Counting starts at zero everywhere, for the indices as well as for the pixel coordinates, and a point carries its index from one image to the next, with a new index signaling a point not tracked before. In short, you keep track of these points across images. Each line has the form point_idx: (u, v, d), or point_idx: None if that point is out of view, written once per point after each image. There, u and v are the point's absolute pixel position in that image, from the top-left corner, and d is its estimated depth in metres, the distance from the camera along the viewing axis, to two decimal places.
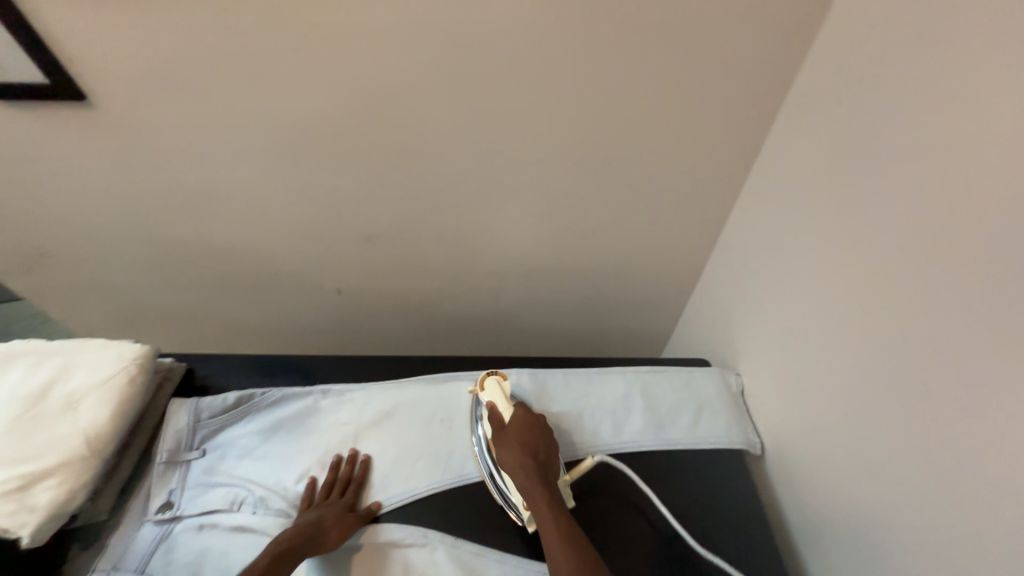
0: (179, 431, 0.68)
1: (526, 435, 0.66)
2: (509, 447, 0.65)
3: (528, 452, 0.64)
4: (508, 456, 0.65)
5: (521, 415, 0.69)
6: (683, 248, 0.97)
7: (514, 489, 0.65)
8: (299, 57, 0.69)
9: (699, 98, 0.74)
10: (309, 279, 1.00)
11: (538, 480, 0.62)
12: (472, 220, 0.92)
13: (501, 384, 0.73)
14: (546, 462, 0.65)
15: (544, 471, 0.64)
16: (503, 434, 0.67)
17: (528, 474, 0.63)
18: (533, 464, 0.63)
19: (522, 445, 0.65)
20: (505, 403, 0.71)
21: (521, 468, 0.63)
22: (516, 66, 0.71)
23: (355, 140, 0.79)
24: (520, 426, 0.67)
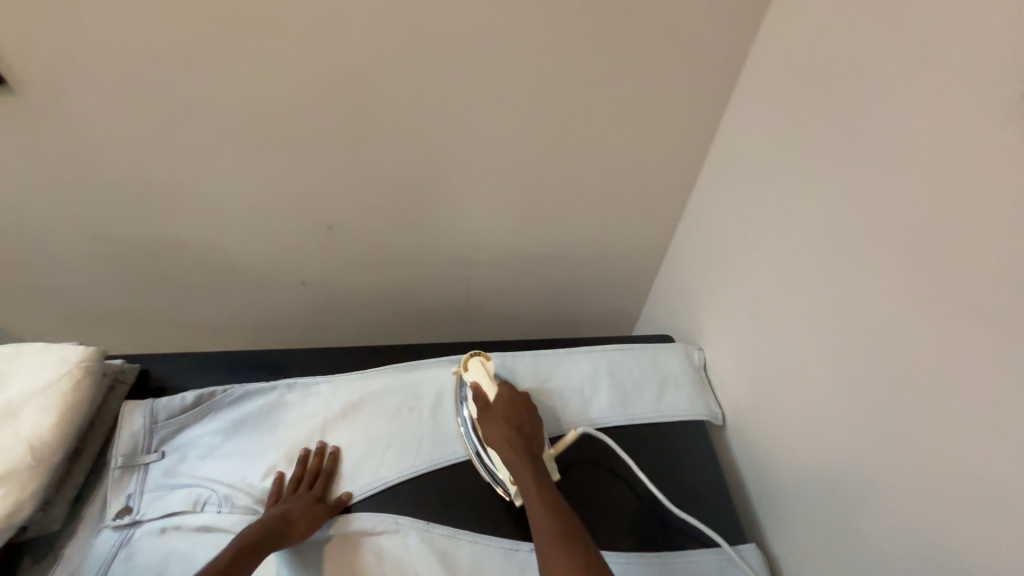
0: (134, 434, 0.66)
1: (512, 412, 0.67)
2: (494, 424, 0.66)
3: (513, 427, 0.65)
4: (494, 432, 0.65)
5: (506, 394, 0.69)
6: (650, 224, 0.96)
7: (501, 464, 0.66)
8: (236, 36, 0.64)
9: (661, 59, 0.71)
10: (268, 275, 0.96)
11: (524, 454, 0.63)
12: (431, 205, 0.88)
13: (485, 364, 0.72)
14: (532, 436, 0.66)
15: (529, 445, 0.65)
16: (489, 413, 0.67)
17: (514, 448, 0.64)
18: (519, 438, 0.64)
19: (509, 422, 0.66)
20: (488, 381, 0.70)
21: (506, 442, 0.64)
22: (469, 37, 0.67)
23: (299, 121, 0.74)
24: (505, 404, 0.68)
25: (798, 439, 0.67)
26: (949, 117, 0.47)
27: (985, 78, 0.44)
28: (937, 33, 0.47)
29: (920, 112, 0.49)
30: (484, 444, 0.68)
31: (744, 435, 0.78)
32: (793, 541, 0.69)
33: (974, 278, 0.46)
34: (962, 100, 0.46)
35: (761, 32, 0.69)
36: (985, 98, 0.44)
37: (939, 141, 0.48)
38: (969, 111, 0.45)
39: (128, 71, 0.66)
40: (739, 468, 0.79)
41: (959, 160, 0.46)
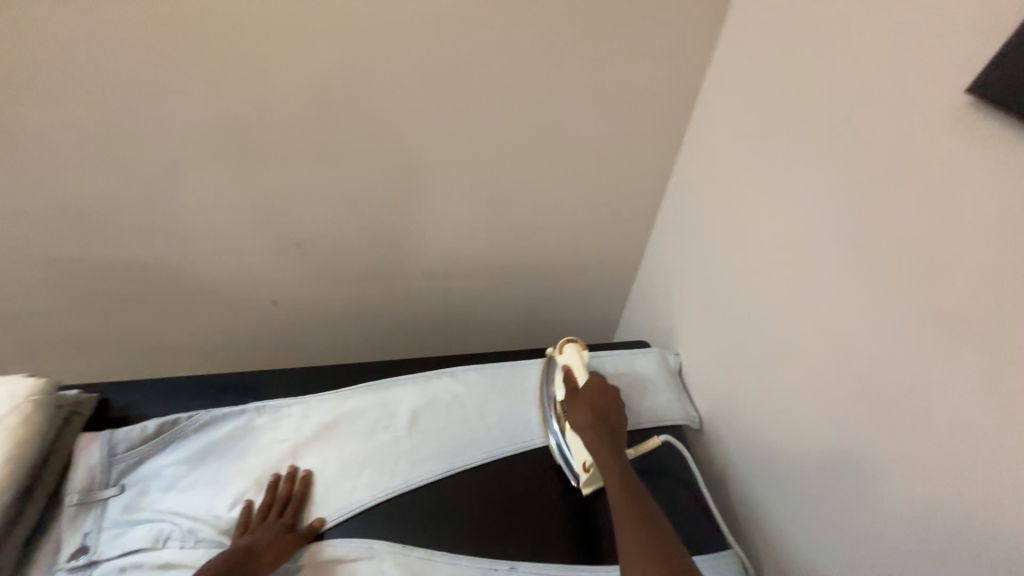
0: (92, 468, 0.63)
1: (598, 401, 0.67)
2: (579, 409, 0.67)
3: (597, 414, 0.66)
4: (578, 417, 0.66)
5: (595, 383, 0.69)
6: (625, 231, 0.96)
7: (576, 450, 0.67)
8: (190, 58, 0.63)
9: (624, 67, 0.72)
10: (238, 294, 0.93)
11: (608, 440, 0.64)
12: (404, 219, 0.87)
13: (579, 352, 0.73)
14: (615, 426, 0.66)
15: (611, 434, 0.65)
16: (575, 397, 0.68)
17: (597, 435, 0.64)
18: (603, 426, 0.65)
19: (594, 409, 0.67)
20: (580, 368, 0.71)
21: (589, 428, 0.65)
22: (431, 55, 0.67)
23: (261, 139, 0.72)
24: (593, 392, 0.68)
25: (778, 438, 0.67)
26: (900, 114, 0.48)
27: (933, 77, 0.45)
28: (879, 42, 0.49)
29: (872, 111, 0.50)
30: (563, 430, 0.70)
31: (724, 435, 0.78)
32: (779, 541, 0.69)
33: (939, 271, 0.46)
34: (911, 100, 0.47)
35: (721, 38, 0.70)
36: (936, 95, 0.45)
37: (895, 138, 0.49)
38: (906, 123, 0.47)
39: (76, 85, 0.63)
40: (721, 469, 0.79)
41: (916, 155, 0.47)
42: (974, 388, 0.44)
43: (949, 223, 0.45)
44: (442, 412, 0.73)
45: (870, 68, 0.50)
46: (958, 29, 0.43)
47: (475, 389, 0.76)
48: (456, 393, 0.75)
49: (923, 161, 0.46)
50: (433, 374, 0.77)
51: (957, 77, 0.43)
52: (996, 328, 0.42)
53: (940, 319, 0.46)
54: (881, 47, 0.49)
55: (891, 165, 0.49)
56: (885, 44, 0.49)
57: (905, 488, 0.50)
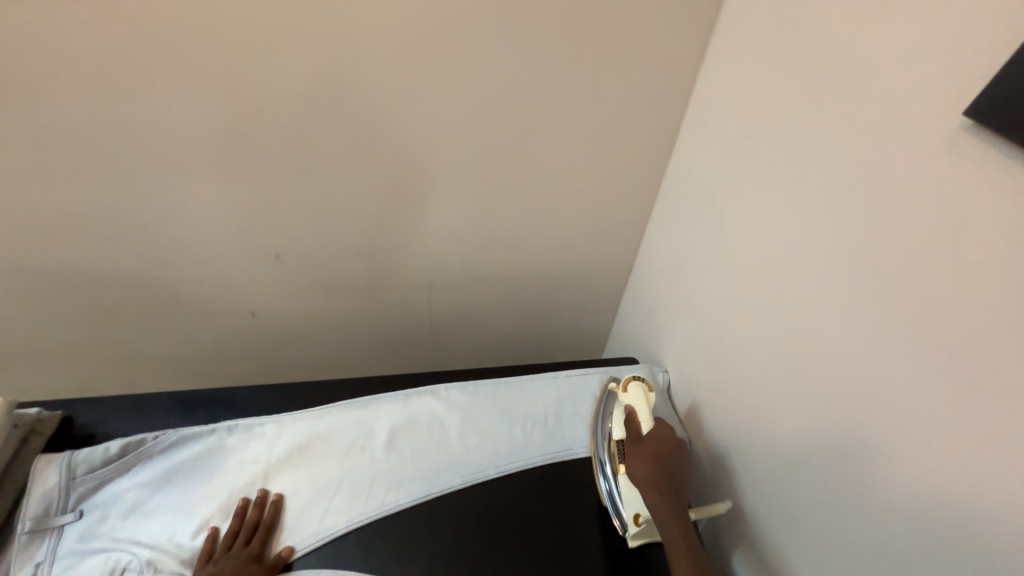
0: (48, 493, 0.59)
1: (662, 454, 0.64)
2: (642, 461, 0.64)
3: (662, 469, 0.63)
4: (642, 470, 0.63)
5: (661, 432, 0.66)
6: (613, 245, 0.94)
7: (628, 498, 0.65)
8: (157, 65, 0.61)
9: (610, 79, 0.70)
10: (213, 305, 0.90)
11: (672, 501, 0.62)
12: (387, 230, 0.85)
13: (646, 393, 0.70)
14: (676, 480, 0.64)
15: (671, 489, 0.63)
16: (639, 448, 0.65)
17: (662, 494, 0.62)
18: (668, 485, 0.63)
19: (657, 463, 0.64)
20: (646, 413, 0.68)
21: (654, 485, 0.62)
22: (412, 64, 0.65)
23: (235, 148, 0.70)
24: (658, 443, 0.65)
25: (768, 461, 0.65)
26: (889, 134, 0.46)
27: (919, 97, 0.43)
28: (867, 60, 0.48)
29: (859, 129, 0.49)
30: (616, 478, 0.67)
31: (713, 457, 0.76)
32: (770, 570, 0.66)
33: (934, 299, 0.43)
34: (899, 121, 0.45)
35: (708, 51, 0.69)
36: (924, 115, 0.43)
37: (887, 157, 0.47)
38: (895, 143, 0.46)
39: (36, 88, 0.60)
40: (711, 494, 0.77)
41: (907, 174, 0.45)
42: (963, 422, 0.42)
43: (939, 248, 0.43)
44: (422, 433, 0.70)
45: (857, 86, 0.49)
46: (948, 46, 0.41)
47: (456, 408, 0.73)
48: (437, 413, 0.73)
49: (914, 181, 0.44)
50: (414, 393, 0.74)
51: (944, 97, 0.42)
52: (986, 359, 0.40)
53: (926, 348, 0.44)
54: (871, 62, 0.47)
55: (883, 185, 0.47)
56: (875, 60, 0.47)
57: (902, 523, 0.48)
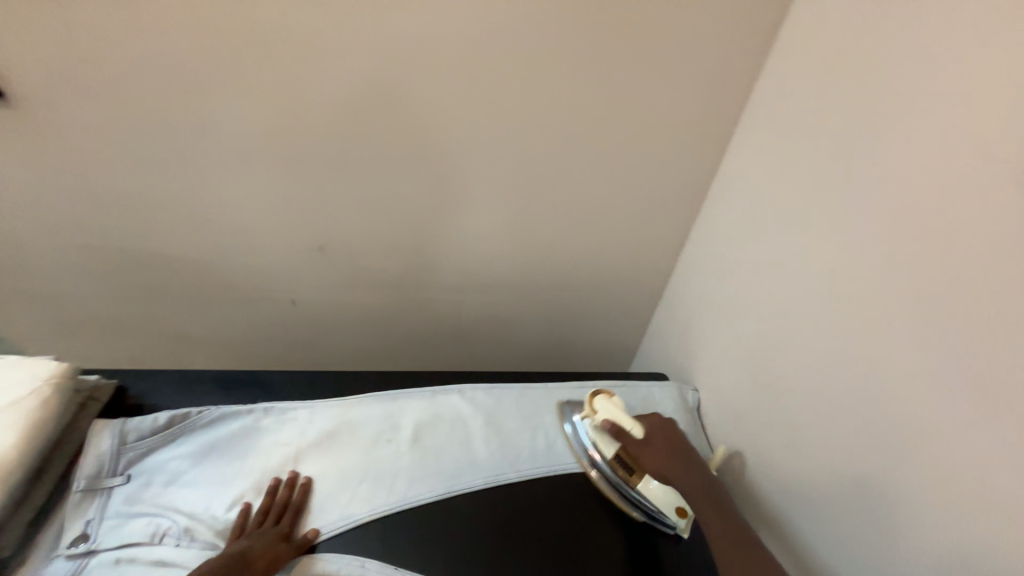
0: (101, 456, 0.64)
1: (667, 440, 0.72)
2: (651, 452, 0.70)
3: (672, 451, 0.71)
4: (655, 461, 0.70)
5: (652, 422, 0.73)
6: (650, 259, 0.93)
7: (662, 499, 0.68)
8: (235, 65, 0.65)
9: (661, 93, 0.70)
10: (258, 292, 0.95)
11: (691, 476, 0.70)
12: (427, 231, 0.87)
13: (613, 401, 0.69)
14: (687, 457, 0.72)
15: (692, 468, 0.71)
16: (646, 445, 0.71)
17: (681, 471, 0.70)
18: (681, 462, 0.71)
19: (665, 447, 0.71)
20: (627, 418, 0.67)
21: (670, 466, 0.70)
22: (468, 72, 0.68)
23: (295, 143, 0.74)
24: (657, 433, 0.72)
25: None
26: (979, 166, 0.45)
27: None
28: None
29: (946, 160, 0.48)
30: (633, 486, 0.68)
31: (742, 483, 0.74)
32: None
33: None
34: None
35: (764, 72, 0.69)
36: None
37: (982, 189, 0.45)
38: None
39: (127, 81, 0.66)
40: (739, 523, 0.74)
41: (1004, 208, 0.44)
42: None
43: None
44: (446, 431, 0.72)
45: None
46: None
47: (481, 409, 0.74)
48: (462, 412, 0.74)
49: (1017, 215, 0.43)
50: (442, 390, 0.76)
51: None
52: None
53: None
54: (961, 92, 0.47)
55: (978, 217, 0.46)
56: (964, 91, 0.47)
57: None
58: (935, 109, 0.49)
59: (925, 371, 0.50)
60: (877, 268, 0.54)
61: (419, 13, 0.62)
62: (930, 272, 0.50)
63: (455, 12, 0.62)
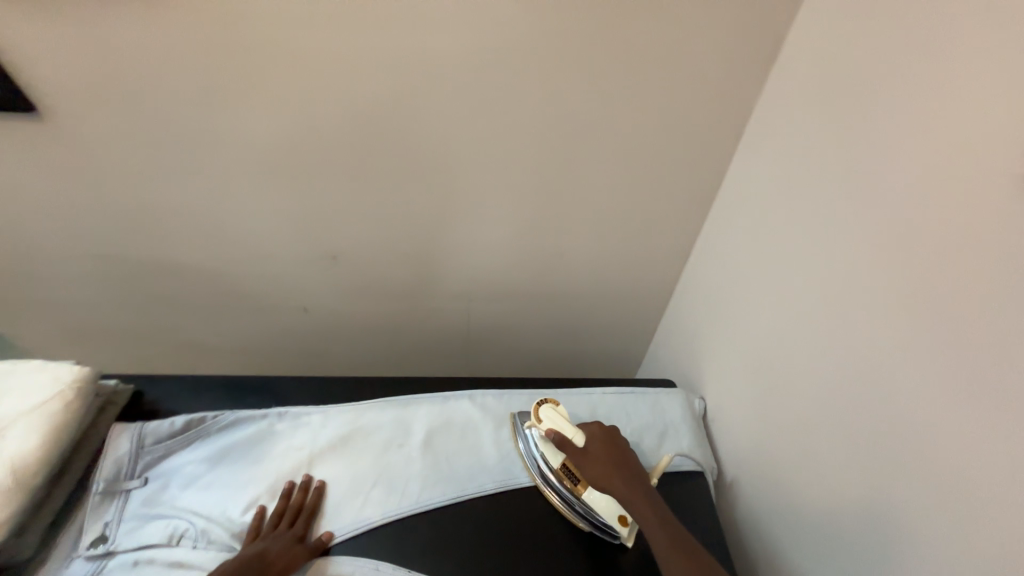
0: (119, 459, 0.65)
1: (609, 450, 0.66)
2: (594, 462, 0.65)
3: (615, 462, 0.65)
4: (598, 472, 0.64)
5: (595, 430, 0.67)
6: (656, 269, 0.95)
7: (606, 509, 0.66)
8: (260, 82, 0.68)
9: (669, 108, 0.73)
10: (272, 299, 0.97)
11: (635, 487, 0.63)
12: (438, 241, 0.89)
13: (557, 410, 0.68)
14: (632, 467, 0.65)
15: (637, 480, 0.64)
16: (586, 455, 0.65)
17: (625, 481, 0.64)
18: (625, 473, 0.64)
19: (608, 459, 0.65)
20: (569, 427, 0.66)
21: (614, 476, 0.64)
22: (483, 88, 0.70)
23: (314, 156, 0.76)
24: (598, 443, 0.66)
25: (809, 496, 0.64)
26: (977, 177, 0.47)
27: None
28: None
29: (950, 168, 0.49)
30: (578, 496, 0.67)
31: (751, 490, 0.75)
32: None
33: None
34: None
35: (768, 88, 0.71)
36: None
37: (981, 200, 0.47)
38: None
39: (156, 96, 0.69)
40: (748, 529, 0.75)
41: (1007, 216, 0.45)
42: None
43: None
44: (457, 436, 0.73)
45: None
46: None
47: (491, 415, 0.75)
48: (472, 417, 0.75)
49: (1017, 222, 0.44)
50: (452, 396, 0.77)
51: None
52: None
53: None
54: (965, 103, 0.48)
55: (980, 226, 0.47)
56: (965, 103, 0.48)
57: None
58: (935, 123, 0.51)
59: (926, 376, 0.51)
60: (881, 275, 0.56)
61: (438, 33, 0.65)
62: (934, 278, 0.51)
63: (472, 33, 0.65)
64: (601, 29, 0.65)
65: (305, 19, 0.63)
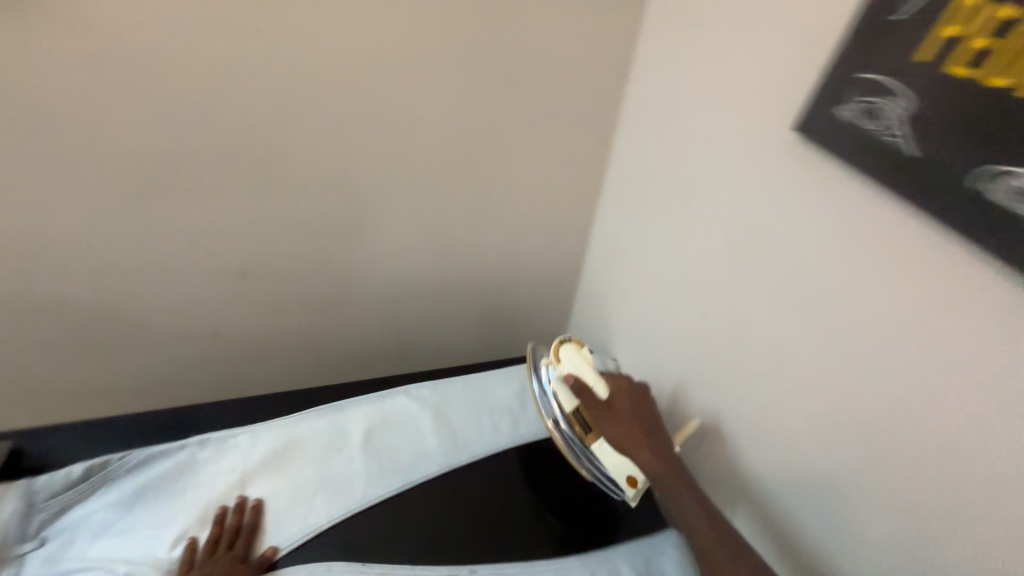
0: (6, 523, 0.58)
1: (636, 416, 0.67)
2: (620, 426, 0.66)
3: (642, 428, 0.67)
4: (626, 436, 0.65)
5: (623, 393, 0.68)
6: (563, 249, 1.04)
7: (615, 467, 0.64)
8: (128, 95, 0.64)
9: (549, 103, 0.81)
10: (172, 328, 0.90)
11: (660, 453, 0.66)
12: (351, 244, 0.89)
13: (579, 353, 0.65)
14: (656, 432, 0.68)
15: (663, 446, 0.67)
16: (614, 417, 0.66)
17: (654, 450, 0.66)
18: (651, 439, 0.66)
19: (635, 423, 0.67)
20: (590, 373, 0.64)
21: (644, 446, 0.65)
22: (373, 92, 0.73)
23: (202, 169, 0.73)
24: (627, 408, 0.67)
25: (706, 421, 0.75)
26: None
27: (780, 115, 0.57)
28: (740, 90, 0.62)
29: (740, 139, 0.62)
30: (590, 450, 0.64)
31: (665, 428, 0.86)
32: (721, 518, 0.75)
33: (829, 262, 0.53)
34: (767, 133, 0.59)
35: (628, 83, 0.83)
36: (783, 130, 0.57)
37: None
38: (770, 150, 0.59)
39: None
40: None
41: None
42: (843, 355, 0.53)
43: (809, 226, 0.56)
44: (396, 430, 0.75)
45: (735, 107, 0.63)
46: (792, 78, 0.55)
47: (427, 405, 0.78)
48: (409, 410, 0.77)
49: (786, 176, 0.57)
50: (386, 394, 0.79)
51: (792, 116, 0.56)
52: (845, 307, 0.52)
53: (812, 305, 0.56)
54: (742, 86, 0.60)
55: None
56: (741, 89, 0.60)
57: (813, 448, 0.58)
58: None
59: None
60: None
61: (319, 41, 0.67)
62: None
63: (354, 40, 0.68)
64: (476, 34, 0.71)
65: (171, 29, 0.61)
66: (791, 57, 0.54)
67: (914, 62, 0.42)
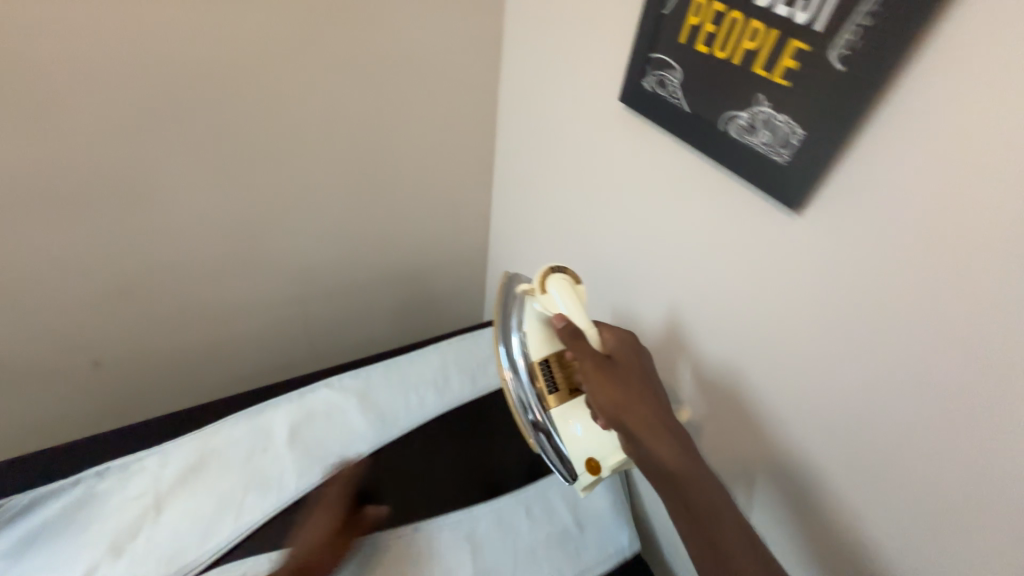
0: None
1: (636, 384, 0.51)
2: (609, 391, 0.50)
3: (642, 401, 0.50)
4: (615, 404, 0.49)
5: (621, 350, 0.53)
6: (467, 230, 1.09)
7: (573, 444, 0.56)
8: None
9: (427, 93, 0.85)
10: (42, 364, 0.81)
11: (677, 441, 0.48)
12: (244, 247, 0.86)
13: (573, 291, 0.56)
14: (665, 411, 0.50)
15: (681, 436, 0.48)
16: (603, 376, 0.50)
17: (665, 439, 0.47)
18: (658, 419, 0.49)
19: (632, 390, 0.50)
20: (582, 316, 0.53)
21: (643, 428, 0.48)
22: (238, 90, 0.71)
23: (50, 185, 0.67)
24: (625, 368, 0.52)
25: None
26: None
27: None
28: None
29: None
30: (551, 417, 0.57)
31: None
32: None
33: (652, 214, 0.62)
34: None
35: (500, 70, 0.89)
36: None
37: None
38: None
39: None
40: None
41: None
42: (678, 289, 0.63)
43: None
44: (322, 421, 0.75)
45: None
46: None
47: (352, 392, 0.80)
48: (333, 400, 0.78)
49: None
50: (307, 389, 0.78)
51: None
52: None
53: None
54: (579, 63, 0.67)
55: None
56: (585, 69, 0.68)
57: None
58: None
59: None
60: None
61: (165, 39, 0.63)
62: None
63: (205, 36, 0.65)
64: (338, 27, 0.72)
65: None
66: (605, 33, 0.61)
67: (680, 43, 0.50)
